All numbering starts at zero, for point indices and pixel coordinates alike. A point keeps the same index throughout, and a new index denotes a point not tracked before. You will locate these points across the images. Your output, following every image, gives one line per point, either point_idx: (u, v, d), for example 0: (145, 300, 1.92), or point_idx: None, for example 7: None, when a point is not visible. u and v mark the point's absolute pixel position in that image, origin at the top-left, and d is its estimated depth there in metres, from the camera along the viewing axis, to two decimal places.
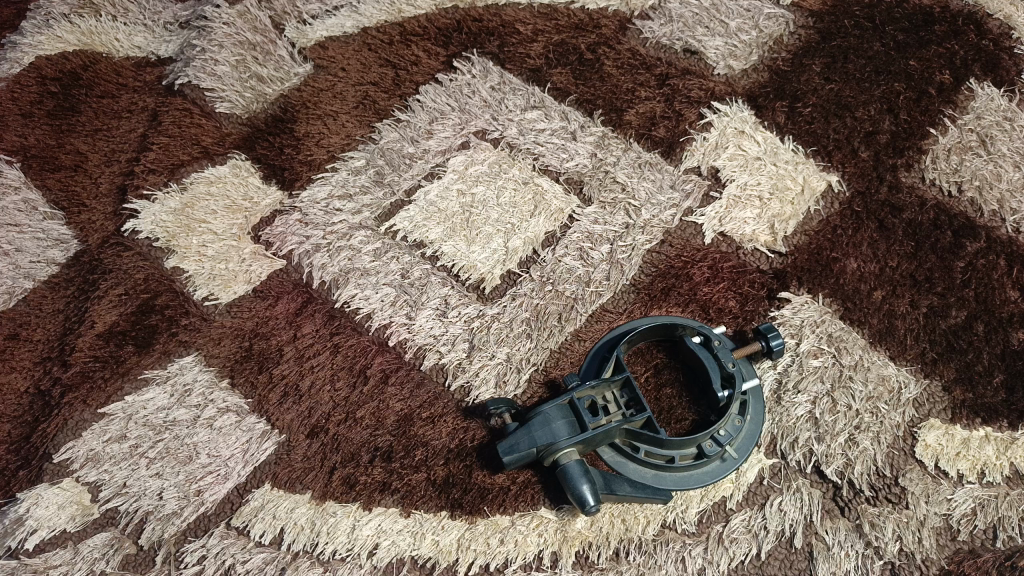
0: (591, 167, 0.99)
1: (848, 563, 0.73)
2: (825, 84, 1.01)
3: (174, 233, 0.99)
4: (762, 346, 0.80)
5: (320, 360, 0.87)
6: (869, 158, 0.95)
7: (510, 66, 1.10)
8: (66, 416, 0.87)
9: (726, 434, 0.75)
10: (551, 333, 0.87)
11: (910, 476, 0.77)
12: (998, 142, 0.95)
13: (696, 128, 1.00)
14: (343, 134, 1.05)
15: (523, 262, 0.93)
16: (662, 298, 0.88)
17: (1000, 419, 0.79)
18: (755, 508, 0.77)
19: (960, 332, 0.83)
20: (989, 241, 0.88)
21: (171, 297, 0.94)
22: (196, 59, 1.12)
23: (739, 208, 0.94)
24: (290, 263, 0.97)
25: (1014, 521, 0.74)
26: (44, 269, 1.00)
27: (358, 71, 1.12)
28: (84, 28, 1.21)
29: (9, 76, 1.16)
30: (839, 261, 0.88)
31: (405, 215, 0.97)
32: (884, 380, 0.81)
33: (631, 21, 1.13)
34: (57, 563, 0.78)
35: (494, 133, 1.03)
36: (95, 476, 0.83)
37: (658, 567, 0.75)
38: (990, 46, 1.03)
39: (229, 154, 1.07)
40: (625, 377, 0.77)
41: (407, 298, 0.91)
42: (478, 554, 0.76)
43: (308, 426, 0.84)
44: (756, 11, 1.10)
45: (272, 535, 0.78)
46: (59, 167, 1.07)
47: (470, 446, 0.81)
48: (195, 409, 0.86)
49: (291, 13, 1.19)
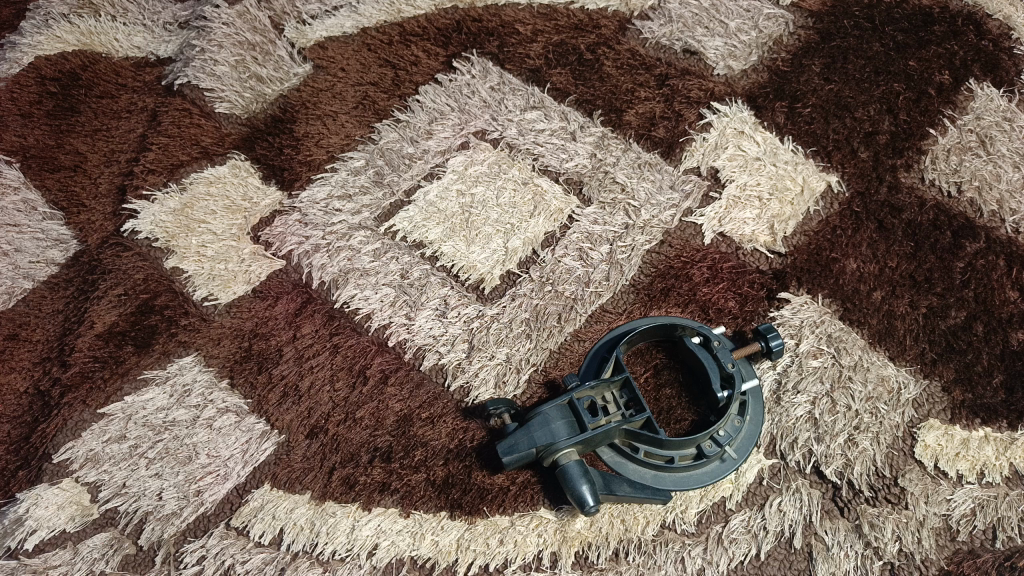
0: (591, 167, 0.99)
1: (848, 563, 0.73)
2: (825, 84, 1.01)
3: (174, 233, 0.99)
4: (761, 346, 0.80)
5: (320, 360, 0.87)
6: (869, 158, 0.95)
7: (510, 65, 1.10)
8: (66, 416, 0.87)
9: (726, 434, 0.75)
10: (551, 333, 0.87)
11: (910, 477, 0.77)
12: (998, 142, 0.95)
13: (696, 128, 1.00)
14: (342, 134, 1.05)
15: (523, 262, 0.93)
16: (662, 298, 0.88)
17: (1000, 419, 0.79)
18: (755, 509, 0.77)
19: (960, 332, 0.83)
20: (988, 241, 0.89)
21: (171, 297, 0.94)
22: (196, 59, 1.12)
23: (739, 209, 0.94)
24: (290, 263, 0.97)
25: (1013, 521, 0.74)
26: (44, 269, 1.00)
27: (358, 71, 1.12)
28: (84, 28, 1.21)
29: (9, 76, 1.16)
30: (839, 261, 0.88)
31: (404, 216, 0.97)
32: (884, 380, 0.81)
33: (631, 21, 1.13)
34: (57, 563, 0.78)
35: (494, 134, 1.03)
36: (95, 476, 0.83)
37: (658, 567, 0.75)
38: (990, 46, 1.03)
39: (229, 154, 1.07)
40: (625, 377, 0.77)
41: (407, 299, 0.91)
42: (478, 555, 0.76)
43: (308, 426, 0.84)
44: (756, 11, 1.11)
45: (271, 535, 0.78)
46: (59, 167, 1.07)
47: (470, 446, 0.81)
48: (195, 409, 0.86)
49: (291, 12, 1.19)
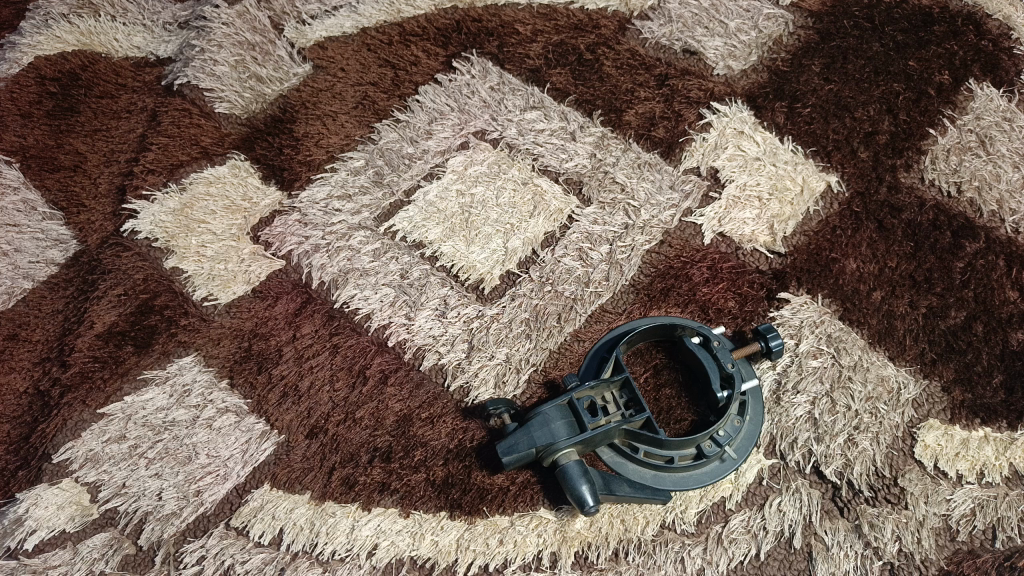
0: (591, 167, 0.99)
1: (848, 563, 0.73)
2: (825, 84, 1.01)
3: (174, 233, 0.99)
4: (761, 346, 0.80)
5: (320, 360, 0.87)
6: (869, 158, 0.95)
7: (510, 66, 1.10)
8: (66, 416, 0.87)
9: (726, 434, 0.75)
10: (551, 333, 0.87)
11: (910, 477, 0.77)
12: (998, 142, 0.95)
13: (696, 128, 1.00)
14: (342, 134, 1.05)
15: (523, 262, 0.93)
16: (662, 298, 0.88)
17: (1000, 419, 0.79)
18: (755, 509, 0.77)
19: (959, 332, 0.83)
20: (989, 241, 0.88)
21: (171, 297, 0.94)
22: (196, 59, 1.12)
23: (739, 208, 0.94)
24: (290, 263, 0.97)
25: (1012, 520, 0.74)
26: (44, 269, 1.00)
27: (358, 71, 1.12)
28: (84, 28, 1.21)
29: (9, 76, 1.16)
30: (839, 261, 0.88)
31: (404, 216, 0.97)
32: (883, 380, 0.81)
33: (631, 21, 1.13)
34: (57, 563, 0.78)
35: (494, 134, 1.03)
36: (95, 476, 0.83)
37: (657, 567, 0.75)
38: (989, 46, 1.03)
39: (229, 154, 1.07)
40: (625, 377, 0.77)
41: (406, 299, 0.91)
42: (479, 555, 0.76)
43: (308, 426, 0.84)
44: (756, 11, 1.11)
45: (271, 535, 0.78)
46: (58, 167, 1.07)
47: (469, 446, 0.81)
48: (196, 409, 0.86)
49: (291, 13, 1.19)
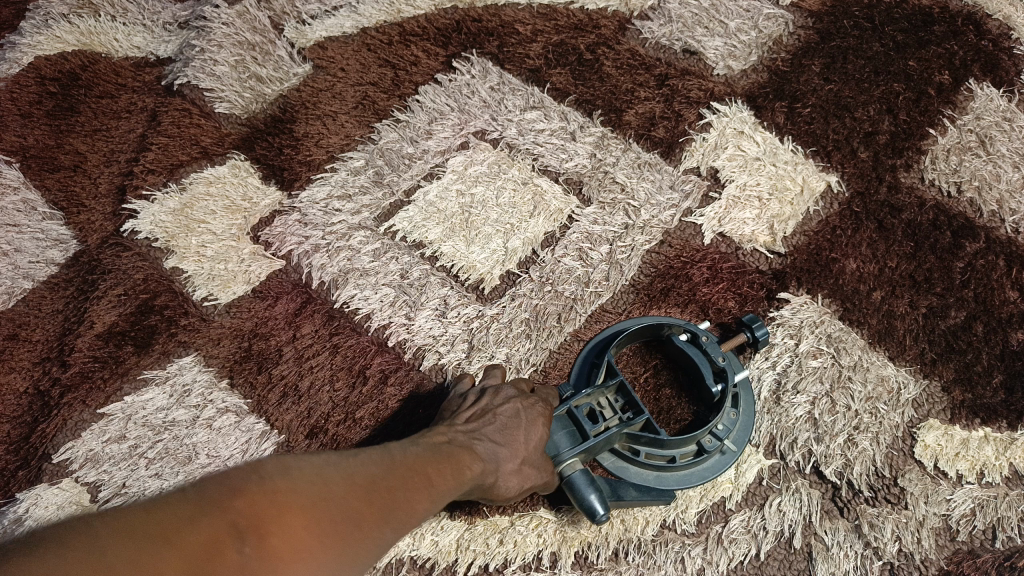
0: (590, 167, 0.99)
1: (848, 563, 0.74)
2: (825, 84, 1.01)
3: (174, 233, 0.99)
4: (748, 337, 0.81)
5: (320, 360, 0.88)
6: (869, 158, 0.95)
7: (510, 66, 1.10)
8: (66, 416, 0.87)
9: (724, 428, 0.76)
10: (551, 333, 0.87)
11: (910, 477, 0.77)
12: (998, 143, 0.95)
13: (696, 128, 1.00)
14: (342, 134, 1.05)
15: (523, 262, 0.93)
16: (661, 298, 0.88)
17: (1000, 419, 0.79)
18: (755, 509, 0.77)
19: (959, 332, 0.83)
20: (989, 241, 0.89)
21: (171, 297, 0.94)
22: (196, 59, 1.12)
23: (739, 208, 0.94)
24: (290, 263, 0.96)
25: (1012, 520, 0.74)
26: (43, 269, 1.00)
27: (358, 71, 1.12)
28: (84, 28, 1.21)
29: (9, 76, 1.16)
30: (839, 261, 0.88)
31: (404, 216, 0.97)
32: (884, 380, 0.81)
33: (631, 21, 1.13)
34: None
35: (493, 133, 1.03)
36: (95, 476, 0.83)
37: (658, 567, 0.75)
38: (989, 46, 1.03)
39: (229, 154, 1.07)
40: (619, 381, 0.77)
41: (406, 299, 0.91)
42: (478, 555, 0.76)
43: (308, 426, 0.84)
44: (756, 11, 1.11)
45: None
46: (59, 167, 1.07)
47: None
48: (195, 409, 0.86)
49: (291, 13, 1.19)
